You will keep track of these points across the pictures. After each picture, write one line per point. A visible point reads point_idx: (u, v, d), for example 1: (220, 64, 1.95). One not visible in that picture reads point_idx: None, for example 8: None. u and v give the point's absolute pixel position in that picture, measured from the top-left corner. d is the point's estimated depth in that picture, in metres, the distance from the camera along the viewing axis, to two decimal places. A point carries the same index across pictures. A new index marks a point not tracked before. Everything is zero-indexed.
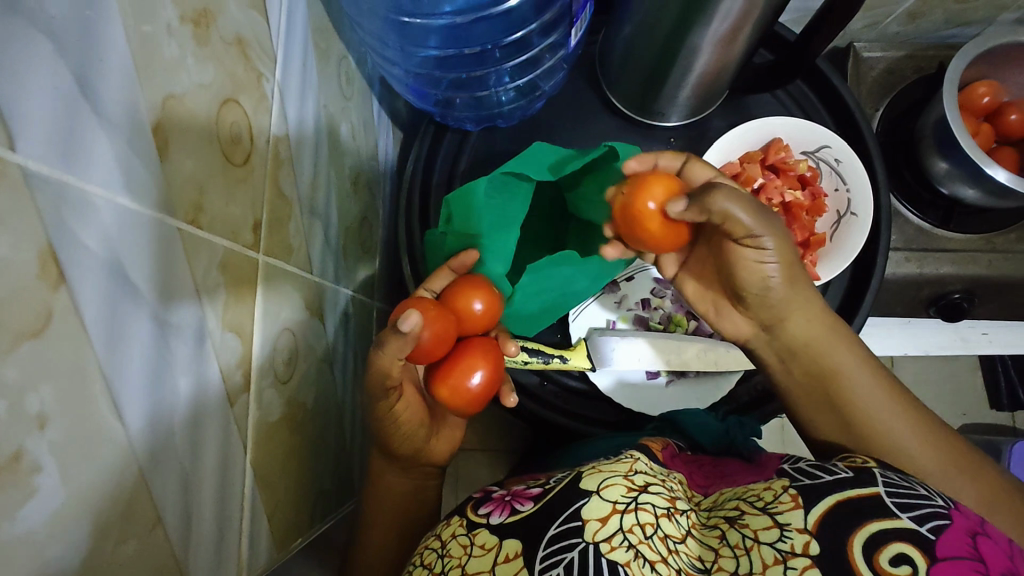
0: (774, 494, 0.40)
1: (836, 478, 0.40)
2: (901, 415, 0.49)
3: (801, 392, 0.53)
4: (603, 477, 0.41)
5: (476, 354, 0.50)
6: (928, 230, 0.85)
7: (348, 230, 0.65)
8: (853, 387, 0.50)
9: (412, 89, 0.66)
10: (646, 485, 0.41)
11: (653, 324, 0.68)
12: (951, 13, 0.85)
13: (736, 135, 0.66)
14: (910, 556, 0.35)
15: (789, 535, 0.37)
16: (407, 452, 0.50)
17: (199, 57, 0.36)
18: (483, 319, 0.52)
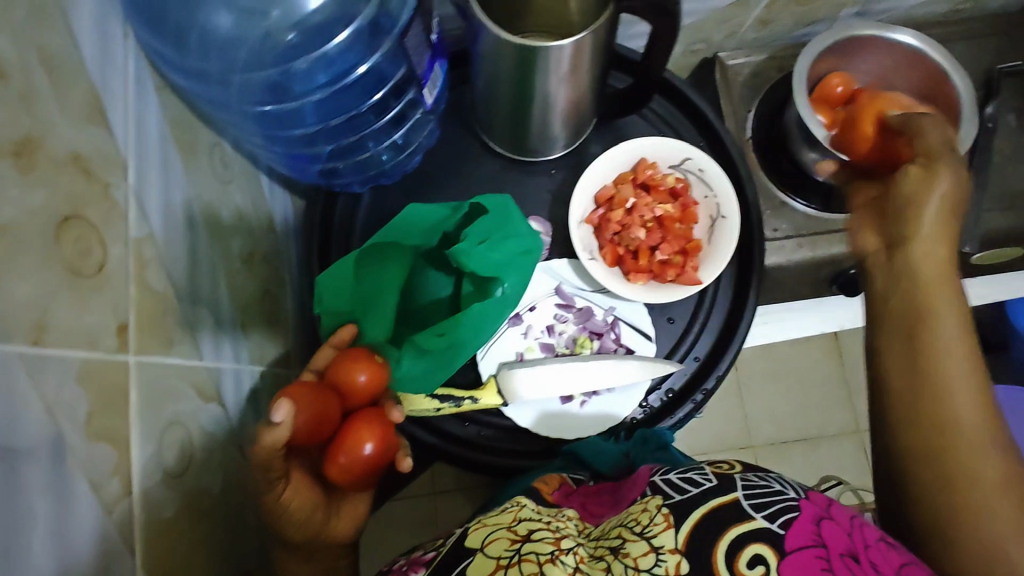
0: (650, 517, 0.51)
1: (700, 492, 0.53)
2: (968, 367, 0.49)
3: (886, 322, 0.54)
4: (489, 534, 0.50)
5: (363, 425, 0.54)
6: (813, 215, 0.91)
7: (246, 308, 0.66)
8: (946, 369, 0.49)
9: (293, 164, 0.68)
10: (527, 535, 0.49)
11: (560, 350, 0.70)
12: (796, 15, 0.92)
13: (607, 160, 0.70)
14: (765, 556, 0.46)
15: (663, 560, 0.47)
16: (306, 537, 0.54)
17: (24, 185, 0.37)
18: (367, 391, 0.57)
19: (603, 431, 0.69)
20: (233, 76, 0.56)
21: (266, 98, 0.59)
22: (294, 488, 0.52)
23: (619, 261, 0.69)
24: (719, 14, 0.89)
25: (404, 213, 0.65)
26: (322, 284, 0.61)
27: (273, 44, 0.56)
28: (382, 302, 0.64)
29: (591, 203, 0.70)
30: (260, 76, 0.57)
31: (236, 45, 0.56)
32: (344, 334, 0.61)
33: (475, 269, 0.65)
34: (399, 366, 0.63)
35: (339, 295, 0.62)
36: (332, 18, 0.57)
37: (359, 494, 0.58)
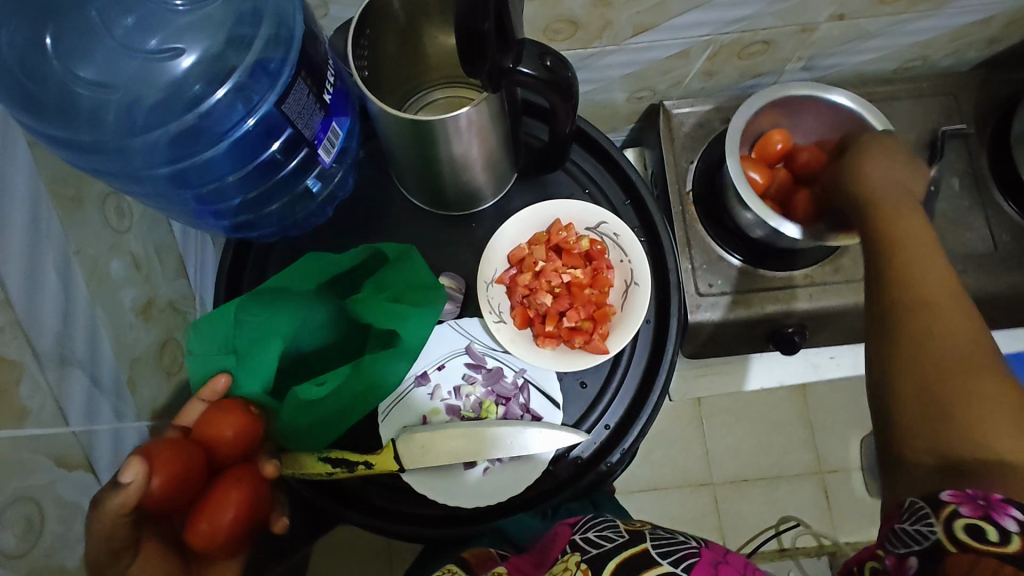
0: (571, 574, 0.50)
1: (615, 544, 0.52)
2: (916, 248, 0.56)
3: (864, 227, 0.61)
4: None
5: (227, 484, 0.48)
6: (751, 272, 0.89)
7: (137, 361, 0.64)
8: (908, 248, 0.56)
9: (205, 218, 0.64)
10: None
11: (465, 412, 0.68)
12: (741, 68, 0.91)
13: (521, 220, 0.68)
14: None
15: None
16: None
17: None
18: (238, 445, 0.51)
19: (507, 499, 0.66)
20: (130, 140, 0.54)
21: (162, 158, 0.56)
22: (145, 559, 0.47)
23: (529, 323, 0.68)
24: (660, 66, 0.88)
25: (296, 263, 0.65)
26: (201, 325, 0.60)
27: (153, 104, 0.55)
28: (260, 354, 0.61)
29: (503, 262, 0.68)
30: (160, 132, 0.55)
31: (121, 109, 0.54)
32: (218, 384, 0.58)
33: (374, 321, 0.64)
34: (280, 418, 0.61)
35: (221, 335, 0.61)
36: (213, 71, 0.56)
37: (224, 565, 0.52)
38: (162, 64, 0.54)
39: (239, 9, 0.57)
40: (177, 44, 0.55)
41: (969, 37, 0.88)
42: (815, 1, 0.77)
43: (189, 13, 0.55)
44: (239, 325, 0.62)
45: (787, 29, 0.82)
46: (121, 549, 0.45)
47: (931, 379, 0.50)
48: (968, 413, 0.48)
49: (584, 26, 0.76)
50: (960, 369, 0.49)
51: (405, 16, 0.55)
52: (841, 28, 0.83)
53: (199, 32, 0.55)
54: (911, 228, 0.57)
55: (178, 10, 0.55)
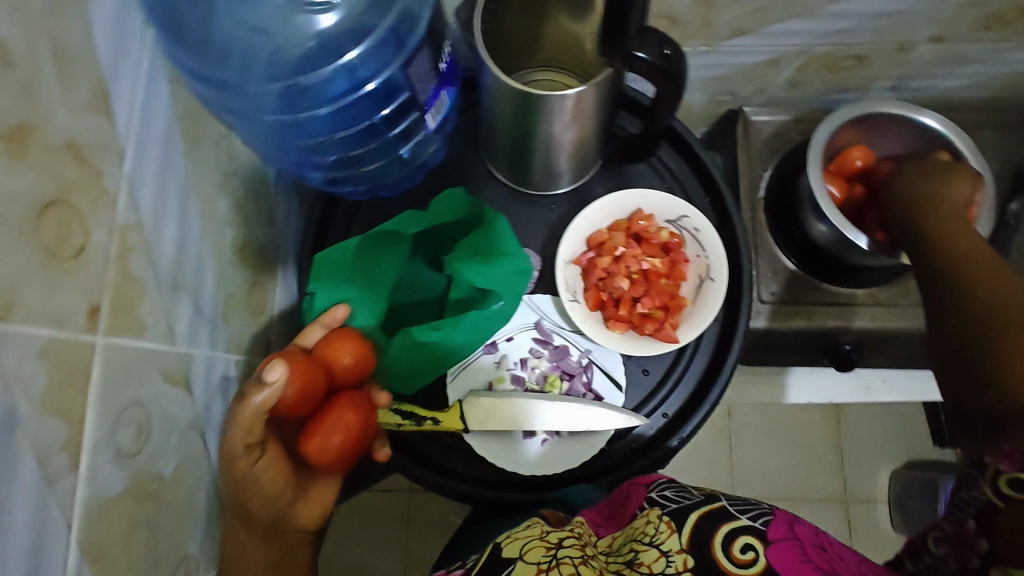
0: (654, 526, 0.54)
1: (691, 501, 0.55)
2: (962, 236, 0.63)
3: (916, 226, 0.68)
4: (523, 544, 0.54)
5: (342, 407, 0.54)
6: (815, 284, 0.90)
7: (230, 297, 0.67)
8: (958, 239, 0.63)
9: (300, 166, 0.69)
10: (558, 541, 0.55)
11: (529, 384, 0.71)
12: (828, 81, 0.91)
13: (604, 205, 0.70)
14: (754, 545, 0.49)
15: (673, 560, 0.50)
16: (268, 517, 0.51)
17: (12, 169, 0.38)
18: (352, 372, 0.57)
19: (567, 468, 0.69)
20: (250, 85, 0.57)
21: (280, 107, 0.59)
22: (270, 459, 0.49)
23: (601, 306, 0.69)
24: (748, 70, 0.88)
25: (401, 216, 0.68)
26: (321, 262, 0.65)
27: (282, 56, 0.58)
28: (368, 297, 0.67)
29: (581, 245, 0.70)
30: (278, 85, 0.58)
31: (252, 53, 0.56)
32: (338, 314, 0.59)
33: (470, 281, 0.67)
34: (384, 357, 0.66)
35: (335, 274, 0.66)
36: (347, 33, 0.58)
37: (326, 478, 0.56)
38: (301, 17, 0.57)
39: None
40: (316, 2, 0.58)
41: None
42: (917, 21, 0.77)
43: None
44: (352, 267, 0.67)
45: (884, 46, 0.82)
46: (254, 445, 0.48)
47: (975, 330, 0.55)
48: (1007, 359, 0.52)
49: (682, 23, 0.77)
50: (1006, 325, 0.53)
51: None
52: (938, 50, 0.83)
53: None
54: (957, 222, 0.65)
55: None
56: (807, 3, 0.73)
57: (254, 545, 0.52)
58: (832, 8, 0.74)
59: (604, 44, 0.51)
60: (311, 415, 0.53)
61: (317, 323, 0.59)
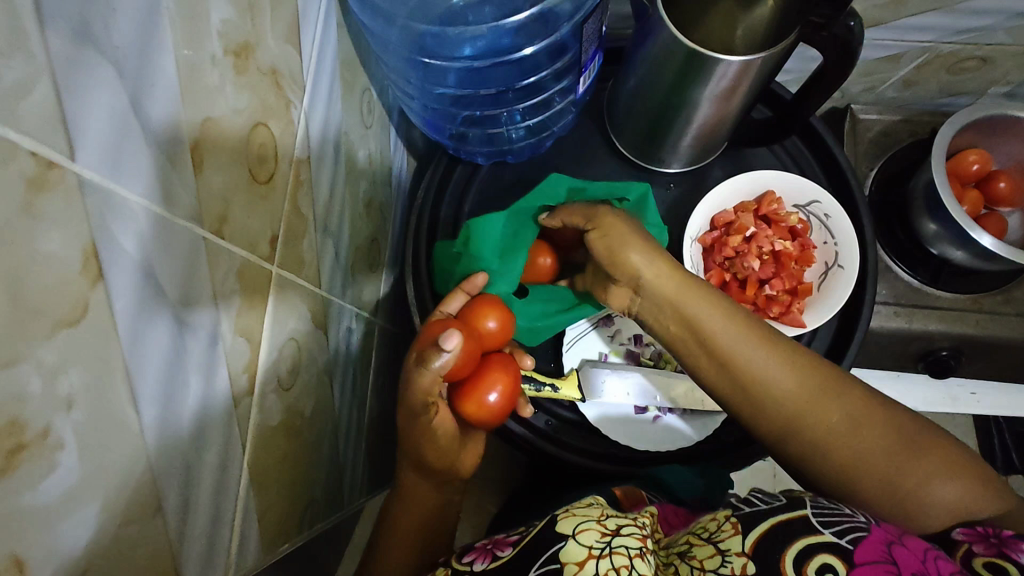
0: (718, 524, 0.47)
1: (771, 507, 0.46)
2: (762, 350, 0.50)
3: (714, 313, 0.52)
4: (577, 523, 0.48)
5: (496, 370, 0.56)
6: (917, 287, 0.88)
7: (358, 249, 0.68)
8: (741, 358, 0.50)
9: (428, 122, 0.71)
10: (616, 528, 0.48)
11: (643, 360, 0.70)
12: (944, 83, 0.90)
13: (733, 185, 0.69)
14: (835, 566, 0.40)
15: (729, 561, 0.42)
16: (442, 466, 0.55)
17: (236, 84, 0.39)
18: (500, 337, 0.59)
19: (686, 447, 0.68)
20: (397, 19, 0.58)
21: (421, 52, 0.61)
22: (444, 415, 0.53)
23: (723, 285, 0.69)
24: (867, 66, 0.87)
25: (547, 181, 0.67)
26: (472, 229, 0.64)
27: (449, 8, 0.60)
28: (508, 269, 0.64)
29: (706, 224, 0.70)
30: (421, 26, 0.59)
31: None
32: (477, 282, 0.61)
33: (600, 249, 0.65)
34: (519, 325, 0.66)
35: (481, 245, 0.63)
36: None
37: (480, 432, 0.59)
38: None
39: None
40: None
41: None
42: None
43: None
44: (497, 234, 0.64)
45: (1012, 48, 0.81)
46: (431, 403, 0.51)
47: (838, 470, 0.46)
48: (902, 480, 0.45)
49: None
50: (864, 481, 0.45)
51: None
52: None
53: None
54: (712, 313, 0.52)
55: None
56: None
57: (426, 486, 0.57)
58: (973, 2, 0.73)
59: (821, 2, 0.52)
60: (467, 379, 0.56)
61: (456, 289, 0.61)
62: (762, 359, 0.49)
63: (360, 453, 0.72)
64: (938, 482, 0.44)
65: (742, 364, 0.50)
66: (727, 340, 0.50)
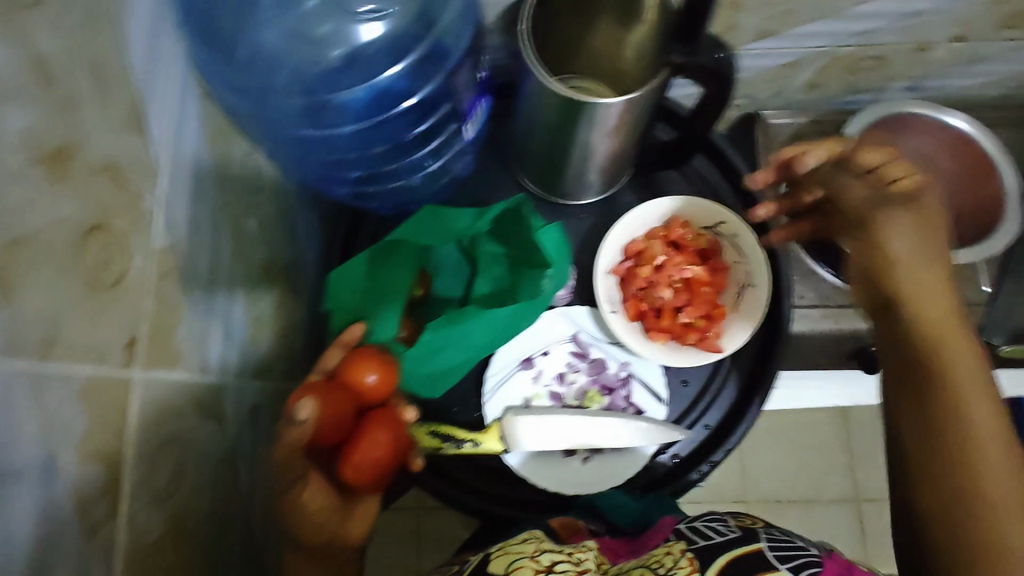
0: (673, 560, 0.54)
1: (725, 539, 0.56)
2: (964, 350, 0.51)
3: (925, 321, 0.53)
4: (511, 561, 0.52)
5: (372, 426, 0.53)
6: (842, 287, 0.88)
7: (259, 321, 0.64)
8: (956, 352, 0.51)
9: (321, 181, 0.64)
10: (549, 565, 0.52)
11: (568, 400, 0.69)
12: (847, 83, 0.90)
13: (639, 213, 0.68)
14: None
15: None
16: (321, 541, 0.51)
17: (54, 193, 0.36)
18: (377, 392, 0.56)
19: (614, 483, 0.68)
20: (274, 96, 0.53)
21: (306, 122, 0.56)
22: (314, 489, 0.49)
23: (640, 317, 0.67)
24: (770, 73, 0.88)
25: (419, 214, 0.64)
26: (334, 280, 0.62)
27: (327, 70, 0.54)
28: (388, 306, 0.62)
29: (617, 255, 0.68)
30: (299, 100, 0.54)
31: (288, 67, 0.53)
32: (355, 332, 0.57)
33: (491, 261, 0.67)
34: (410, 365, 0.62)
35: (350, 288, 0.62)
36: (398, 37, 0.55)
37: (371, 495, 0.54)
38: (349, 25, 0.54)
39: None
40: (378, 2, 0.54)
41: None
42: (939, 20, 0.76)
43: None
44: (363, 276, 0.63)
45: (904, 46, 0.82)
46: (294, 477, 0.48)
47: (953, 470, 0.48)
48: (994, 513, 0.46)
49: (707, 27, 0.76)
50: (965, 486, 0.47)
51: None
52: (958, 49, 0.82)
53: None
54: (950, 317, 0.53)
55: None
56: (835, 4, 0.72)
57: (304, 563, 0.52)
58: (859, 8, 0.73)
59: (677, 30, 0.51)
60: (344, 441, 0.53)
61: (335, 343, 0.57)
62: (964, 357, 0.51)
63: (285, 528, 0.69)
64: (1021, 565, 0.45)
65: (946, 356, 0.51)
66: (947, 329, 0.52)
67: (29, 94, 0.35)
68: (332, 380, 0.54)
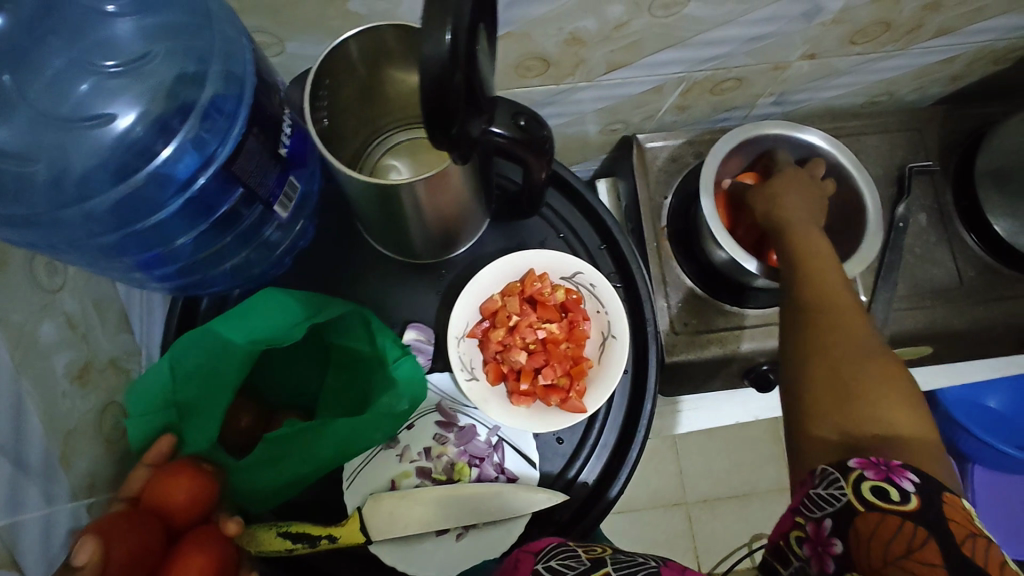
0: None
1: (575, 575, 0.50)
2: (828, 263, 0.61)
3: (802, 238, 0.65)
4: None
5: (188, 553, 0.46)
6: (725, 310, 0.87)
7: (74, 432, 0.57)
8: (819, 260, 0.62)
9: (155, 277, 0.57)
10: None
11: (436, 474, 0.65)
12: (713, 103, 0.89)
13: (491, 271, 0.64)
14: None
15: None
16: None
17: None
18: (191, 513, 0.50)
19: (494, 558, 0.63)
20: (69, 210, 0.47)
21: (109, 226, 0.49)
22: None
23: (502, 378, 0.65)
24: (634, 100, 0.86)
25: (250, 301, 0.58)
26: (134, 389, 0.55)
27: (87, 172, 0.48)
28: (210, 405, 0.58)
29: (474, 315, 0.65)
30: (100, 203, 0.48)
31: (60, 175, 0.47)
32: (162, 446, 0.54)
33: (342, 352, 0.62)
34: (236, 481, 0.55)
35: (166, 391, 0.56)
36: (162, 119, 0.50)
37: None
38: (83, 135, 0.48)
39: (182, 64, 0.50)
40: (116, 100, 0.49)
41: (931, 75, 0.90)
42: (787, 41, 0.76)
43: (122, 74, 0.49)
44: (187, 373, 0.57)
45: (760, 66, 0.81)
46: None
47: (818, 339, 0.54)
48: (866, 389, 0.49)
49: (555, 63, 0.73)
50: (810, 353, 0.54)
51: (363, 59, 0.51)
52: (812, 66, 0.82)
53: (136, 89, 0.49)
54: (819, 242, 0.64)
55: (110, 73, 0.49)
56: (678, 35, 0.71)
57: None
58: (703, 36, 0.72)
59: (435, 137, 0.40)
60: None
61: (139, 465, 0.52)
62: (827, 264, 0.61)
63: None
64: (889, 412, 0.48)
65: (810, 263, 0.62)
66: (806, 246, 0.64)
67: None
68: (135, 508, 0.49)
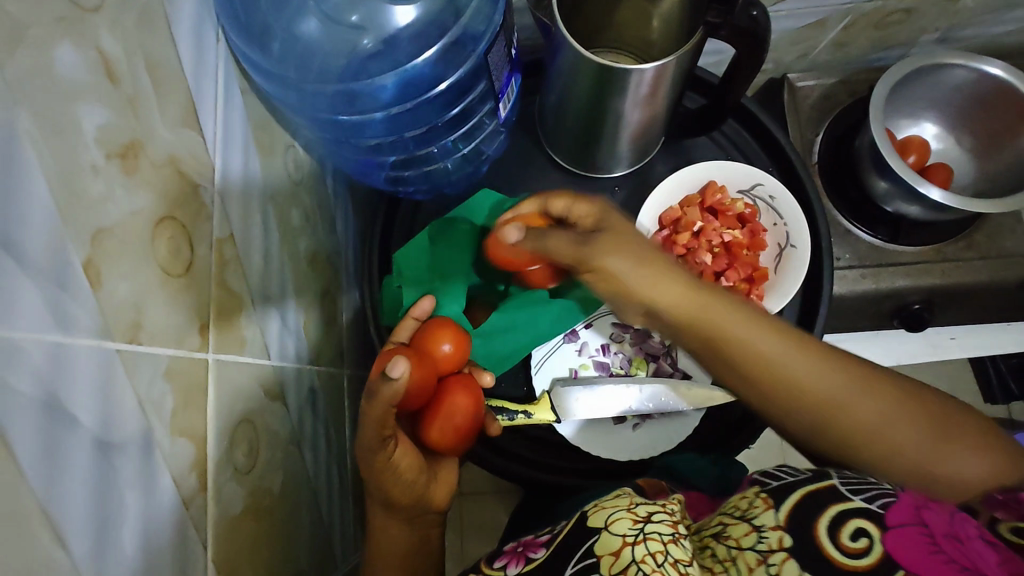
0: (749, 502, 0.47)
1: (796, 478, 0.47)
2: (739, 309, 0.48)
3: (683, 287, 0.48)
4: (608, 514, 0.47)
5: (457, 393, 0.57)
6: (878, 246, 0.87)
7: (309, 307, 0.66)
8: (662, 300, 0.48)
9: (363, 162, 0.69)
10: (648, 515, 0.46)
11: (614, 369, 0.71)
12: (874, 39, 0.89)
13: (676, 180, 0.69)
14: (867, 529, 0.41)
15: (765, 536, 0.43)
16: (410, 501, 0.53)
17: (128, 186, 0.38)
18: (451, 361, 0.60)
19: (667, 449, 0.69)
20: (308, 85, 0.55)
21: (343, 108, 0.59)
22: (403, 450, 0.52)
23: None
24: (794, 35, 0.87)
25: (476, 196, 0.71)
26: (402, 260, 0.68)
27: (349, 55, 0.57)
28: (453, 282, 0.68)
29: (654, 224, 0.69)
30: (334, 88, 0.56)
31: (334, 54, 0.57)
32: (423, 306, 0.63)
33: None
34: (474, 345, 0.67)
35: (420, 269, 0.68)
36: (414, 36, 0.59)
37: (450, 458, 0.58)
38: (373, 10, 0.57)
39: None
40: (379, 16, 0.58)
41: None
42: None
43: None
44: (428, 263, 0.68)
45: None
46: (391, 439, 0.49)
47: (825, 418, 0.48)
48: (930, 473, 0.46)
49: None
50: (846, 443, 0.48)
51: None
52: None
53: None
54: (730, 309, 0.48)
55: None
56: None
57: (394, 528, 0.54)
58: None
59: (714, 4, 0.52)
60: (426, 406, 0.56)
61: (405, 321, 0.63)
62: (740, 321, 0.48)
63: (347, 507, 0.73)
64: (954, 467, 0.45)
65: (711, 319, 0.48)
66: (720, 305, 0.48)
67: (107, 95, 0.36)
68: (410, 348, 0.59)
